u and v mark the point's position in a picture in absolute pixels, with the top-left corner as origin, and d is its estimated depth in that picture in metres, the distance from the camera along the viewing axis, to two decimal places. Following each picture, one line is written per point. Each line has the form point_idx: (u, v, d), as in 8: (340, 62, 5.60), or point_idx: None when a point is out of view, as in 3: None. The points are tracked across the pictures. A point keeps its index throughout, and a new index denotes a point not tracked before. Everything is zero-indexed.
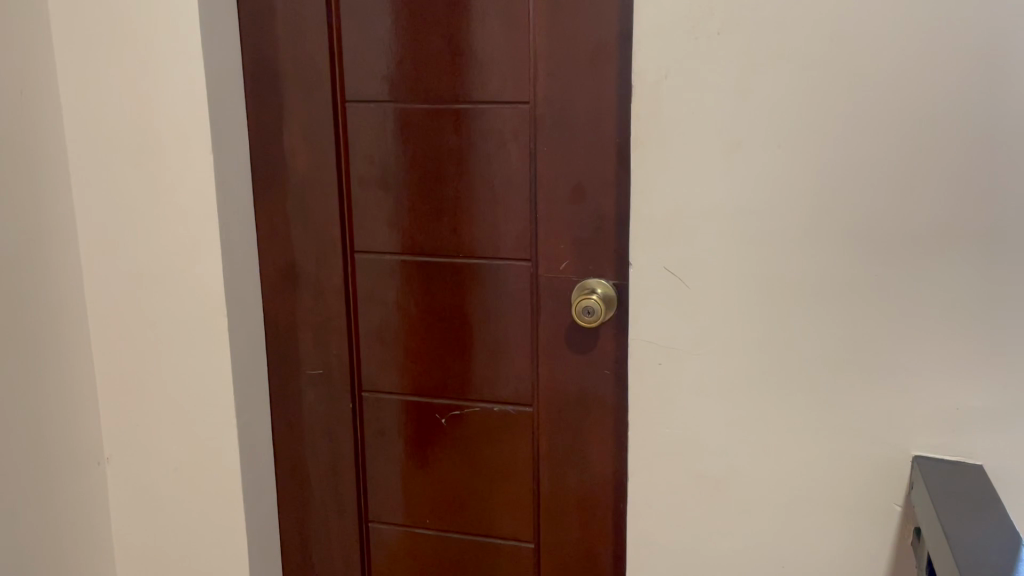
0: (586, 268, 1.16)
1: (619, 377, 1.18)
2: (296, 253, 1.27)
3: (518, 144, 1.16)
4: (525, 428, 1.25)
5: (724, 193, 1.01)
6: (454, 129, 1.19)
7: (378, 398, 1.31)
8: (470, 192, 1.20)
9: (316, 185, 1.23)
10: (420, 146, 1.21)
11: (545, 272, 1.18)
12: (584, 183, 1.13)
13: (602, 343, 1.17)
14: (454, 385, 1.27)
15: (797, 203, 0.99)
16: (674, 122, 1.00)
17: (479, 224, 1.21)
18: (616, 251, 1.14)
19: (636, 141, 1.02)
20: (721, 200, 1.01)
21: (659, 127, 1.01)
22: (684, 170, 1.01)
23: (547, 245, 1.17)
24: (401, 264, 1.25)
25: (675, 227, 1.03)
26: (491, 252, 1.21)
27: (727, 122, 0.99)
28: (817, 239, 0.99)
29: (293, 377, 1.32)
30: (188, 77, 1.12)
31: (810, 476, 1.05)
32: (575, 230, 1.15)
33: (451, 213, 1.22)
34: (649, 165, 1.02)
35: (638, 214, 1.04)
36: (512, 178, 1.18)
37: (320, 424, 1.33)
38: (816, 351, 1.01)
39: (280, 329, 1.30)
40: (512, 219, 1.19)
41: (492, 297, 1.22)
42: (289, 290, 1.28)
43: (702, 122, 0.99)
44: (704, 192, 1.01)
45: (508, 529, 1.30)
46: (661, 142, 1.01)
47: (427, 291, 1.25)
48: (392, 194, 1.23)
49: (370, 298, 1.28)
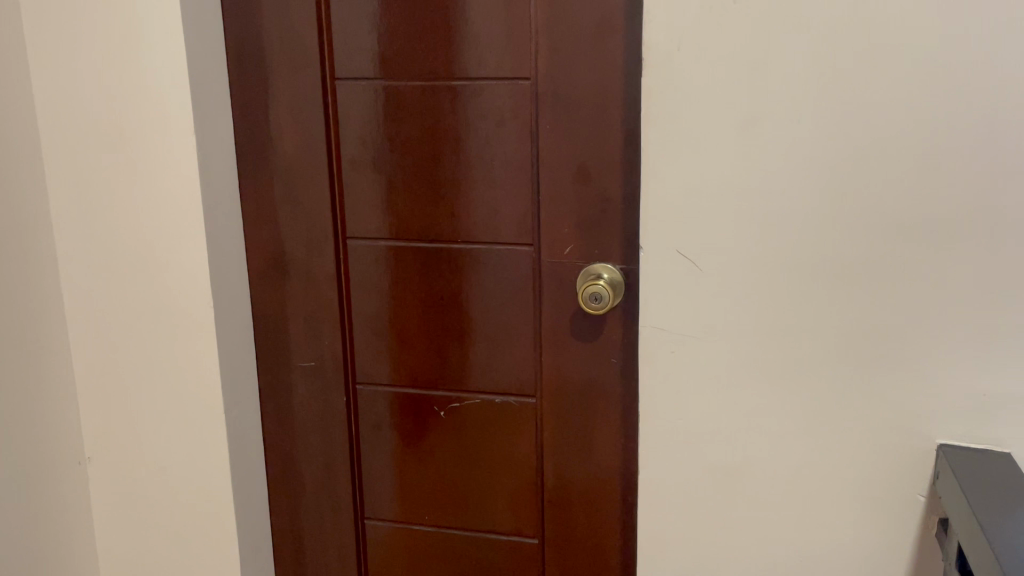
0: (591, 252, 1.11)
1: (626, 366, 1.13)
2: (285, 239, 1.20)
3: (519, 122, 1.10)
4: (528, 421, 1.20)
5: (740, 172, 0.95)
6: (449, 108, 1.13)
7: (372, 390, 1.25)
8: (467, 175, 1.14)
9: (305, 169, 1.17)
10: (413, 127, 1.15)
11: (548, 257, 1.13)
12: (589, 162, 1.08)
13: (609, 331, 1.12)
14: (453, 377, 1.22)
15: (817, 181, 0.94)
16: (687, 97, 0.95)
17: (477, 207, 1.15)
18: (624, 233, 1.09)
19: (645, 117, 0.96)
20: (737, 179, 0.96)
21: (669, 103, 0.95)
22: (698, 147, 0.96)
23: (551, 229, 1.12)
24: (395, 250, 1.19)
25: (689, 208, 0.98)
26: (490, 236, 1.15)
27: (743, 96, 0.93)
28: (839, 219, 0.94)
29: (283, 370, 1.26)
30: (165, 54, 1.05)
31: (832, 467, 1.01)
32: (580, 212, 1.10)
33: (447, 197, 1.16)
34: (660, 142, 0.97)
35: (648, 193, 0.99)
36: (512, 158, 1.12)
37: (312, 418, 1.27)
38: (837, 336, 0.97)
39: (270, 320, 1.24)
40: (513, 202, 1.13)
41: (491, 283, 1.17)
42: (278, 280, 1.22)
43: (716, 96, 0.94)
44: (720, 170, 0.96)
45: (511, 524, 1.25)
46: (672, 118, 0.96)
47: (424, 279, 1.19)
48: (385, 177, 1.17)
49: (364, 286, 1.22)
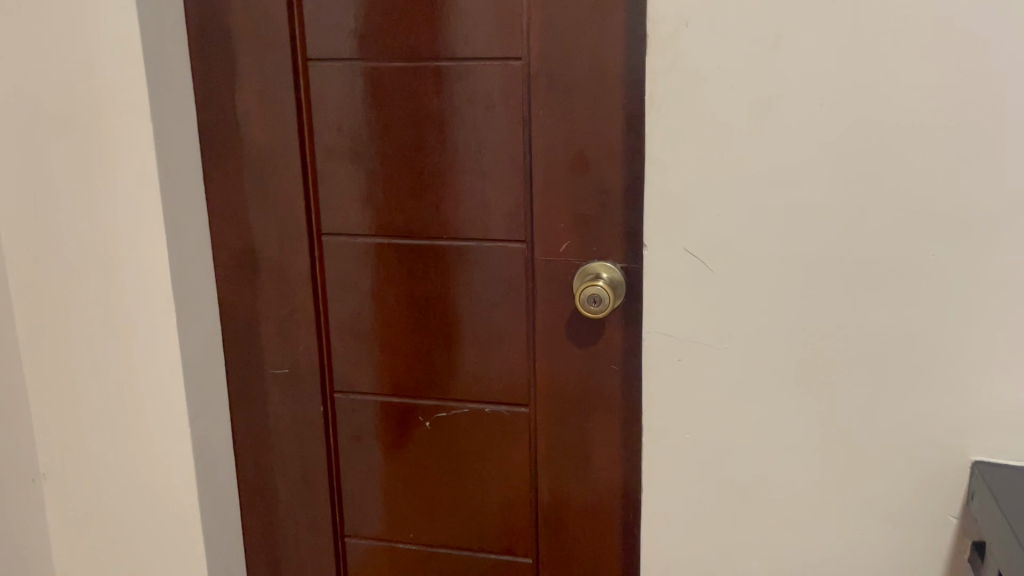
0: (588, 250, 1.01)
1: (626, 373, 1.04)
2: (255, 236, 1.10)
3: (509, 107, 1.00)
4: (521, 432, 1.11)
5: (755, 162, 0.86)
6: (433, 92, 1.03)
7: (351, 399, 1.16)
8: (453, 165, 1.04)
9: (275, 159, 1.07)
10: (394, 114, 1.04)
11: (541, 255, 1.03)
12: (586, 151, 0.98)
13: (609, 335, 1.03)
14: (438, 385, 1.12)
15: (840, 172, 0.84)
16: (696, 77, 0.85)
17: (464, 201, 1.05)
18: (625, 229, 1.00)
19: (648, 100, 0.87)
20: (752, 170, 0.86)
21: (677, 84, 0.86)
22: (708, 134, 0.86)
23: (545, 225, 1.02)
24: (375, 248, 1.09)
25: (697, 202, 0.88)
26: (478, 233, 1.06)
27: (760, 77, 0.84)
28: (864, 215, 0.85)
29: (255, 377, 1.16)
30: (117, 31, 0.95)
31: (853, 486, 0.92)
32: (576, 206, 1.00)
33: (431, 190, 1.06)
34: (666, 129, 0.87)
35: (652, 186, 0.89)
36: (502, 147, 1.02)
37: (287, 429, 1.17)
38: (860, 343, 0.88)
39: (239, 324, 1.14)
40: (503, 195, 1.04)
41: (480, 283, 1.07)
42: (248, 280, 1.12)
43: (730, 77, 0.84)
44: (732, 160, 0.86)
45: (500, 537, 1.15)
46: (679, 102, 0.86)
47: (406, 279, 1.09)
48: (363, 168, 1.07)
49: (341, 287, 1.12)
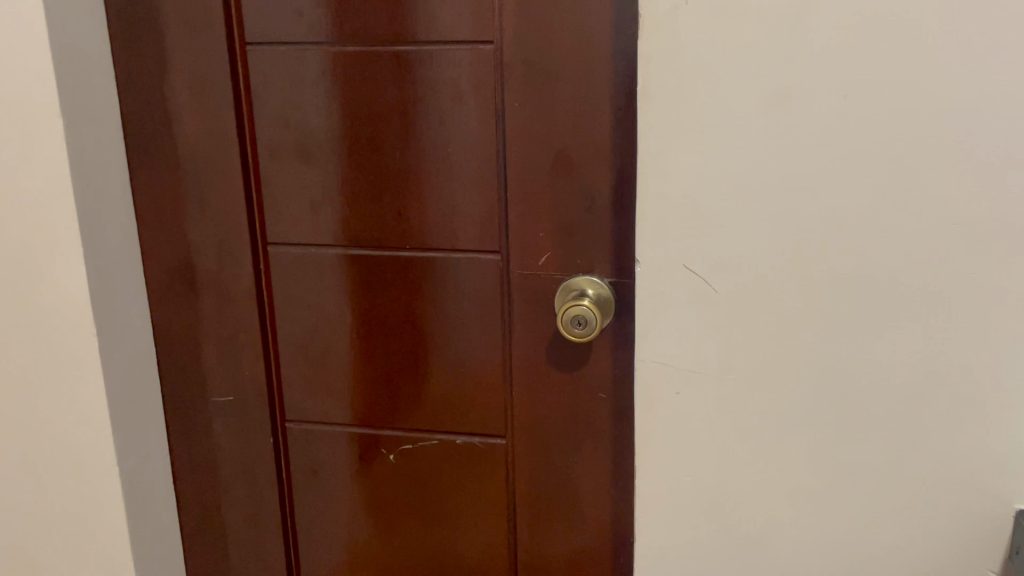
0: (572, 263, 0.89)
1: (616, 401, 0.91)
2: (191, 247, 0.97)
3: (480, 98, 0.87)
4: (497, 466, 0.98)
5: (767, 165, 0.73)
6: (392, 82, 0.89)
7: (306, 429, 1.02)
8: (418, 166, 0.91)
9: (212, 159, 0.93)
10: (348, 107, 0.91)
11: (518, 268, 0.90)
12: (569, 149, 0.85)
13: (596, 359, 0.91)
14: (404, 414, 0.99)
15: (868, 176, 0.72)
16: (699, 66, 0.71)
17: (430, 206, 0.92)
18: (614, 239, 0.87)
19: (642, 93, 0.73)
20: (764, 175, 0.73)
21: (676, 74, 0.72)
22: (713, 132, 0.73)
23: (523, 234, 0.89)
24: (328, 260, 0.96)
25: (699, 213, 0.75)
26: (447, 243, 0.92)
27: (774, 65, 0.70)
28: (895, 227, 0.72)
29: (196, 405, 1.03)
30: (19, 13, 0.81)
31: (876, 533, 0.80)
32: (558, 212, 0.87)
33: (393, 194, 0.92)
34: (663, 127, 0.73)
35: (646, 195, 0.75)
36: (473, 144, 0.89)
37: (233, 463, 1.04)
38: (886, 374, 0.76)
39: (176, 345, 1.01)
40: (474, 200, 0.90)
41: (449, 299, 0.94)
42: (185, 297, 0.99)
43: (740, 65, 0.70)
44: (740, 164, 0.73)
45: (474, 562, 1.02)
46: (679, 95, 0.72)
47: (366, 295, 0.96)
48: (313, 169, 0.93)
49: (291, 304, 0.98)
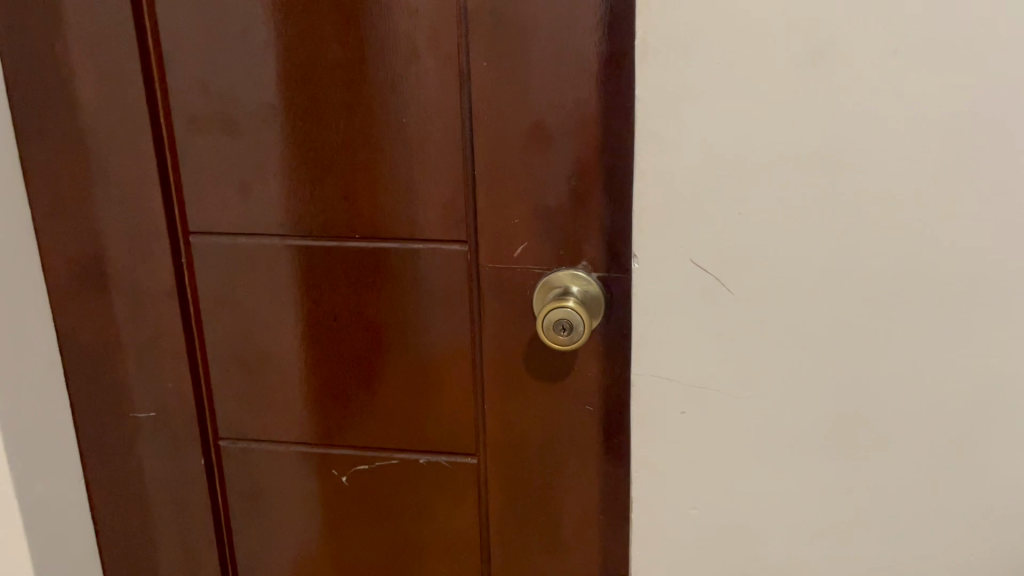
0: (553, 255, 0.75)
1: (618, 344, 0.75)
2: (99, 239, 0.81)
3: (441, 58, 0.72)
4: (467, 488, 0.84)
5: (796, 142, 0.59)
6: (335, 38, 0.73)
7: (244, 448, 0.88)
8: (368, 140, 0.76)
9: (118, 133, 0.78)
10: (283, 69, 0.75)
11: (488, 261, 0.76)
12: (549, 119, 0.71)
13: (581, 367, 0.77)
14: (359, 430, 0.85)
15: (920, 153, 0.58)
16: (712, 18, 0.57)
17: (383, 189, 0.77)
18: (603, 226, 0.73)
19: (640, 52, 0.58)
20: (791, 153, 0.59)
21: (683, 28, 0.57)
22: (728, 101, 0.58)
23: (494, 220, 0.75)
24: (263, 253, 0.80)
25: (710, 200, 0.61)
26: (405, 231, 0.78)
27: (808, 15, 0.56)
28: (950, 215, 0.59)
29: (113, 423, 0.88)
30: None
31: (912, 570, 0.68)
32: (536, 195, 0.73)
33: (339, 174, 0.77)
34: (667, 94, 0.59)
35: (645, 178, 0.61)
36: (433, 114, 0.74)
37: (160, 487, 0.90)
38: (934, 390, 0.63)
39: (86, 353, 0.85)
40: (437, 179, 0.76)
41: (408, 297, 0.79)
42: (94, 297, 0.83)
43: (763, 17, 0.56)
44: (762, 139, 0.59)
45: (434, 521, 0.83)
46: (686, 54, 0.58)
47: (311, 292, 0.81)
48: (241, 145, 0.78)
49: (220, 304, 0.83)
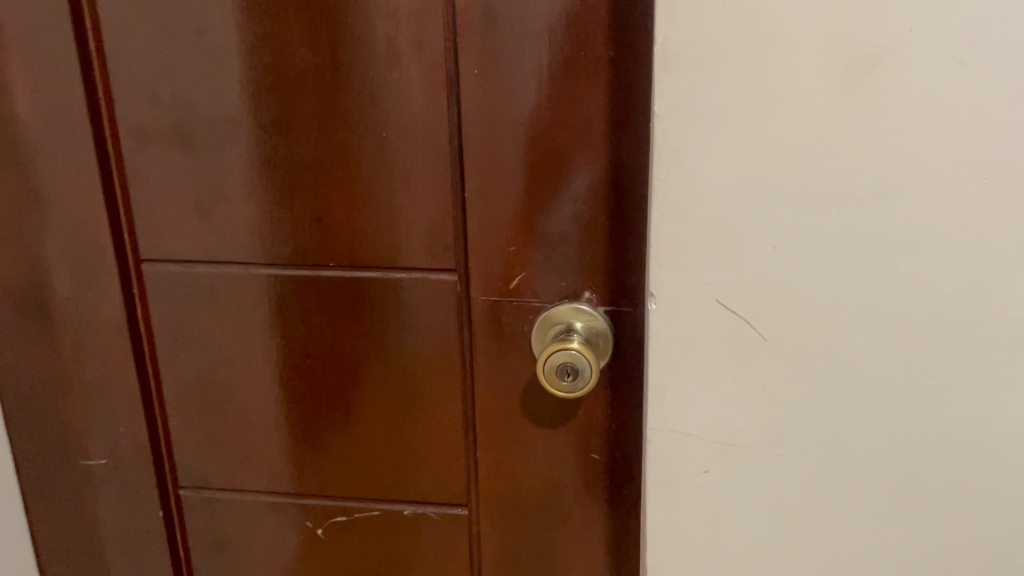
0: (553, 286, 0.66)
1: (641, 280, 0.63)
2: (38, 269, 0.72)
3: (425, 64, 0.63)
4: (457, 543, 0.76)
5: (840, 167, 0.51)
6: (303, 41, 0.64)
7: (207, 497, 0.79)
8: (343, 157, 0.67)
9: (57, 149, 0.68)
10: (244, 77, 0.66)
11: (480, 292, 0.68)
12: (550, 134, 0.62)
13: (585, 412, 0.69)
14: (335, 478, 0.76)
15: (986, 179, 0.50)
16: (744, 22, 0.49)
17: (359, 212, 0.68)
18: (610, 255, 0.65)
19: (658, 62, 0.50)
20: (834, 179, 0.51)
21: (709, 34, 0.49)
22: (761, 119, 0.50)
23: (487, 247, 0.66)
24: (225, 284, 0.71)
25: (738, 233, 0.53)
26: (385, 259, 0.69)
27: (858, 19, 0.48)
28: (1019, 251, 0.51)
29: (60, 471, 0.78)
30: None
31: None
32: (535, 219, 0.65)
33: (309, 195, 0.68)
34: (688, 110, 0.51)
35: (661, 206, 0.53)
36: (416, 128, 0.65)
37: (114, 541, 0.80)
38: (995, 449, 0.55)
39: (27, 396, 0.76)
40: (421, 201, 0.66)
41: (389, 333, 0.71)
42: (35, 333, 0.74)
43: (805, 22, 0.48)
44: (801, 163, 0.51)
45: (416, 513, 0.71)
46: (712, 65, 0.50)
47: (279, 326, 0.72)
48: (198, 162, 0.68)
49: (178, 341, 0.74)
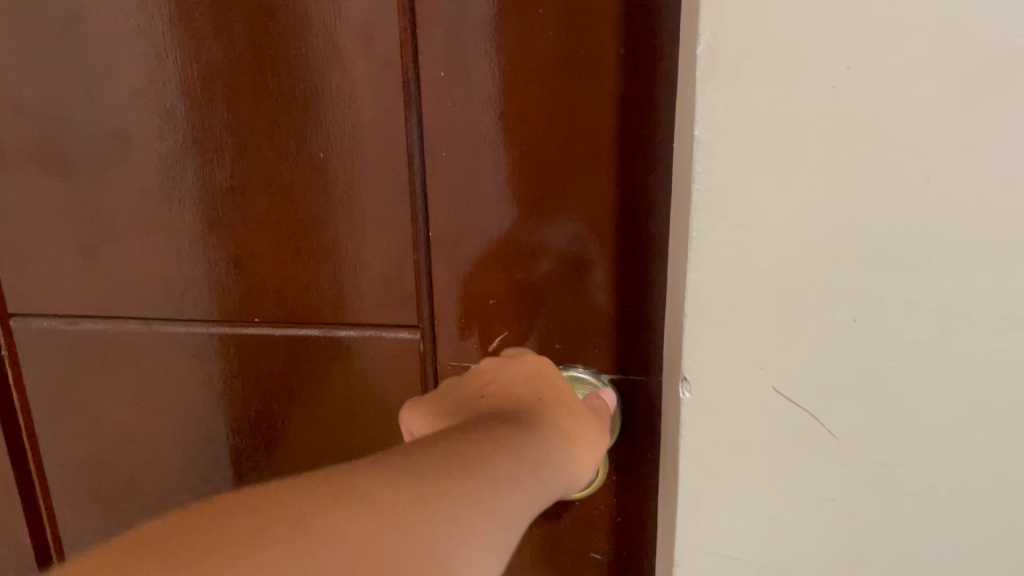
0: (543, 350, 0.52)
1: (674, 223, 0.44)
2: None
3: (374, 67, 0.48)
4: None
5: (952, 215, 0.36)
6: (210, 30, 0.49)
7: None
8: (269, 181, 0.51)
9: None
10: (133, 78, 0.50)
11: (449, 356, 0.53)
12: (539, 158, 0.48)
13: (584, 503, 0.54)
14: None
15: None
16: (825, 16, 0.34)
17: (292, 255, 0.53)
18: (616, 311, 0.50)
19: (700, 72, 0.36)
20: (940, 233, 0.37)
21: (775, 31, 0.35)
22: (843, 151, 0.36)
23: (459, 300, 0.52)
24: (122, 346, 0.56)
25: (804, 303, 0.39)
26: (326, 312, 0.53)
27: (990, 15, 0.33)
28: None
29: None
30: None
31: None
32: (520, 265, 0.50)
33: (226, 231, 0.53)
34: (742, 140, 0.36)
35: (698, 266, 0.39)
36: (362, 149, 0.50)
37: None
38: None
39: None
40: (371, 240, 0.51)
41: (332, 407, 0.56)
42: None
43: (913, 19, 0.34)
44: (896, 211, 0.37)
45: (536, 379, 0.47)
46: (778, 76, 0.35)
47: (194, 398, 0.57)
48: (79, 190, 0.53)
49: (62, 415, 0.58)
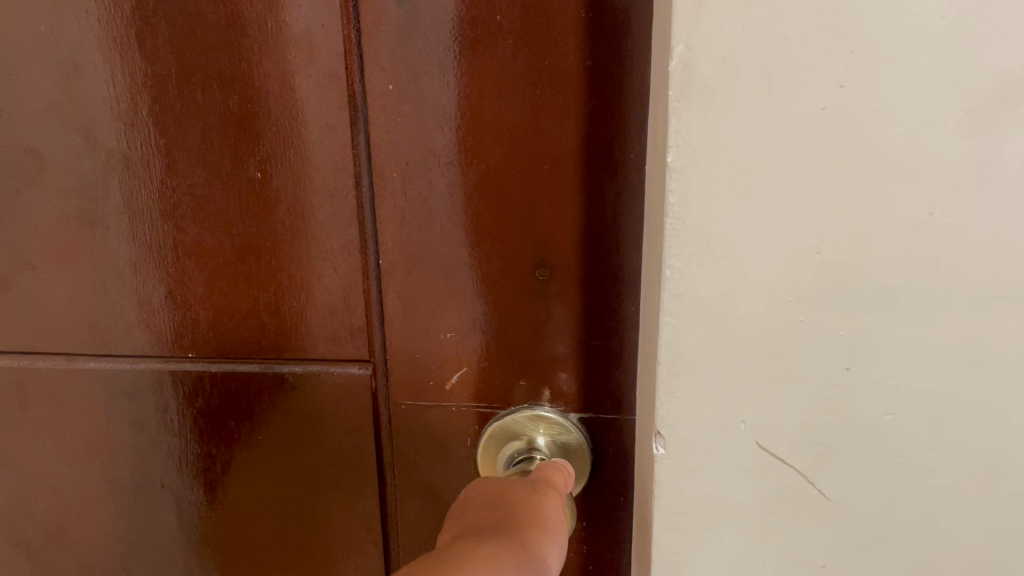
0: (506, 387, 0.47)
1: (647, 253, 0.39)
2: None
3: (314, 80, 0.43)
4: None
5: (956, 251, 0.33)
6: (134, 40, 0.44)
7: None
8: (201, 204, 0.46)
9: None
10: (48, 92, 0.45)
11: (403, 395, 0.49)
12: (498, 178, 0.43)
13: None
14: None
15: None
16: (814, 28, 0.30)
17: (229, 284, 0.48)
18: (584, 345, 0.46)
19: (674, 90, 0.31)
20: (944, 272, 0.33)
21: (758, 45, 0.30)
22: (835, 179, 0.32)
23: (413, 333, 0.47)
24: (43, 382, 0.51)
25: (792, 349, 0.35)
26: (268, 345, 0.49)
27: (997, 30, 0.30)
28: None
29: None
30: None
31: None
32: (479, 295, 0.46)
33: (156, 259, 0.48)
34: (722, 167, 0.32)
35: (675, 309, 0.35)
36: (302, 169, 0.45)
37: None
38: None
39: None
40: (314, 267, 0.47)
41: (273, 448, 0.51)
42: None
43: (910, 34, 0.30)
44: (895, 247, 0.33)
45: (487, 520, 0.34)
46: (762, 95, 0.31)
47: (123, 437, 0.52)
48: None
49: None
